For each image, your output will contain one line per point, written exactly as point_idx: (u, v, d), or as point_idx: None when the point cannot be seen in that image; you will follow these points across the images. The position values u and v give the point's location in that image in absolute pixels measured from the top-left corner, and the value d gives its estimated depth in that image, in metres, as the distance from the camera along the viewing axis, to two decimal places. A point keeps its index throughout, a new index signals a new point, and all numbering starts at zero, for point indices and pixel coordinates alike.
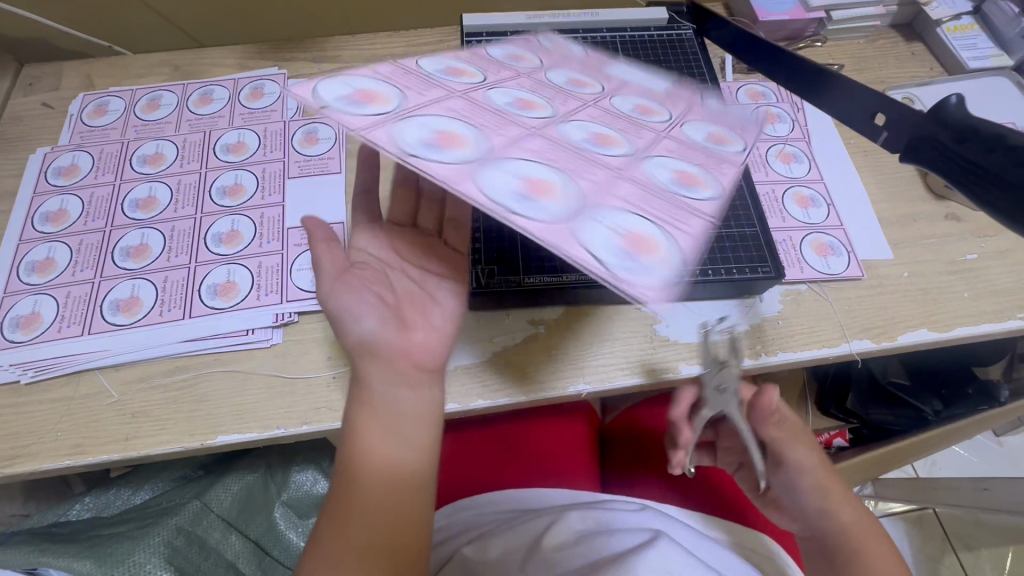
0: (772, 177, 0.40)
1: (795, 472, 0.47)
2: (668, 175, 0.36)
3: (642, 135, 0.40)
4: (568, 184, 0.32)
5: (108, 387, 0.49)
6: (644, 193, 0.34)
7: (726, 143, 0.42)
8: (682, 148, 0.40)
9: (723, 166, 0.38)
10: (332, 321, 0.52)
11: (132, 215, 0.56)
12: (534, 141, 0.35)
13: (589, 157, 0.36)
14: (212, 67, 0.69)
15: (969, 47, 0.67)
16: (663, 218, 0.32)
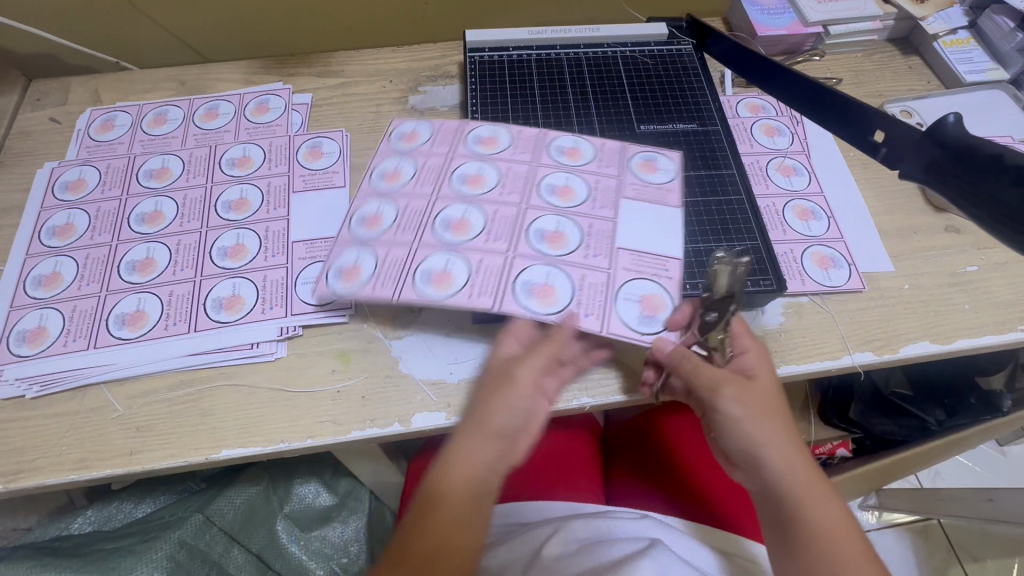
0: (635, 307, 0.45)
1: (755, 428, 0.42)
2: (530, 281, 0.46)
3: (569, 186, 0.51)
4: (447, 278, 0.46)
5: (112, 401, 0.49)
6: (492, 277, 0.46)
7: (652, 307, 0.45)
8: (586, 239, 0.48)
9: (602, 244, 0.48)
10: (337, 335, 0.52)
11: (139, 229, 0.57)
12: (466, 175, 0.51)
13: (501, 189, 0.51)
14: (217, 82, 0.70)
15: (966, 61, 0.68)
16: (491, 234, 0.48)
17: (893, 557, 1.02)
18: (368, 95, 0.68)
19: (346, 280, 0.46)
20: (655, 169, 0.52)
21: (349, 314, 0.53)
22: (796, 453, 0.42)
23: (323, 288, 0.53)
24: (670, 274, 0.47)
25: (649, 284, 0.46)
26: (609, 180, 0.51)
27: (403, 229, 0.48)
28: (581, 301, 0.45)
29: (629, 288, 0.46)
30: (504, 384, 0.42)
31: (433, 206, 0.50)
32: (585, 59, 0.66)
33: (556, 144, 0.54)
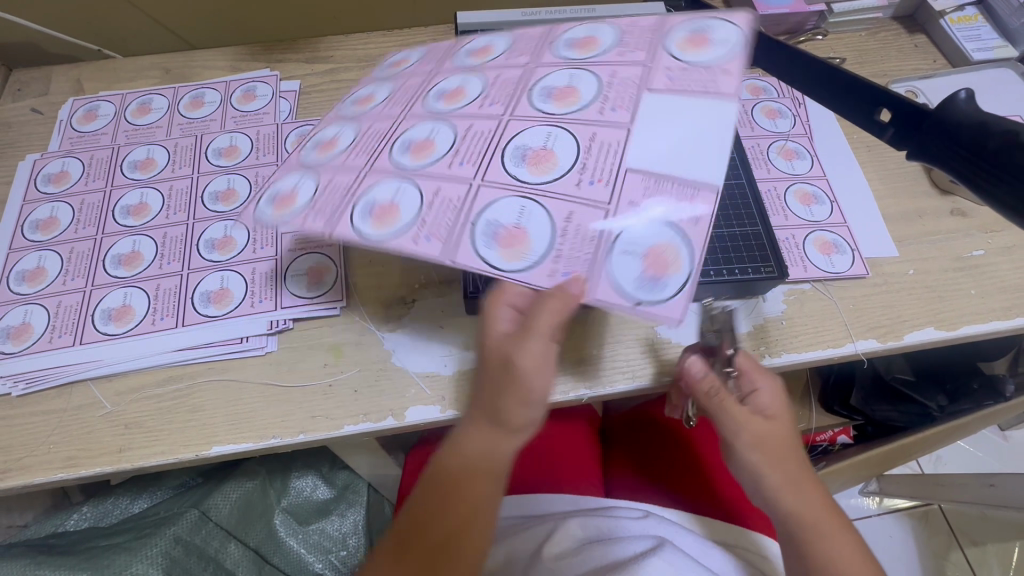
0: (638, 262, 0.36)
1: (774, 454, 0.44)
2: (494, 224, 0.38)
3: (571, 84, 0.42)
4: (393, 211, 0.39)
5: (100, 398, 0.48)
6: (448, 213, 0.39)
7: (660, 264, 0.36)
8: (585, 150, 0.39)
9: (605, 164, 0.38)
10: (328, 327, 0.51)
11: (124, 222, 0.55)
12: (438, 97, 0.44)
13: (483, 100, 0.43)
14: (203, 69, 0.68)
15: (973, 39, 0.66)
16: (459, 157, 0.41)
17: (894, 542, 1.02)
18: (358, 82, 0.66)
19: (277, 206, 0.41)
20: (693, 46, 0.41)
21: (339, 307, 0.52)
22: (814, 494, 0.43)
23: (313, 281, 0.52)
24: (688, 196, 0.36)
25: (657, 229, 0.36)
26: (626, 82, 0.41)
27: (358, 152, 0.43)
28: (571, 252, 0.37)
29: (629, 236, 0.36)
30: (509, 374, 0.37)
31: (388, 142, 0.43)
32: None
33: (559, 49, 0.45)
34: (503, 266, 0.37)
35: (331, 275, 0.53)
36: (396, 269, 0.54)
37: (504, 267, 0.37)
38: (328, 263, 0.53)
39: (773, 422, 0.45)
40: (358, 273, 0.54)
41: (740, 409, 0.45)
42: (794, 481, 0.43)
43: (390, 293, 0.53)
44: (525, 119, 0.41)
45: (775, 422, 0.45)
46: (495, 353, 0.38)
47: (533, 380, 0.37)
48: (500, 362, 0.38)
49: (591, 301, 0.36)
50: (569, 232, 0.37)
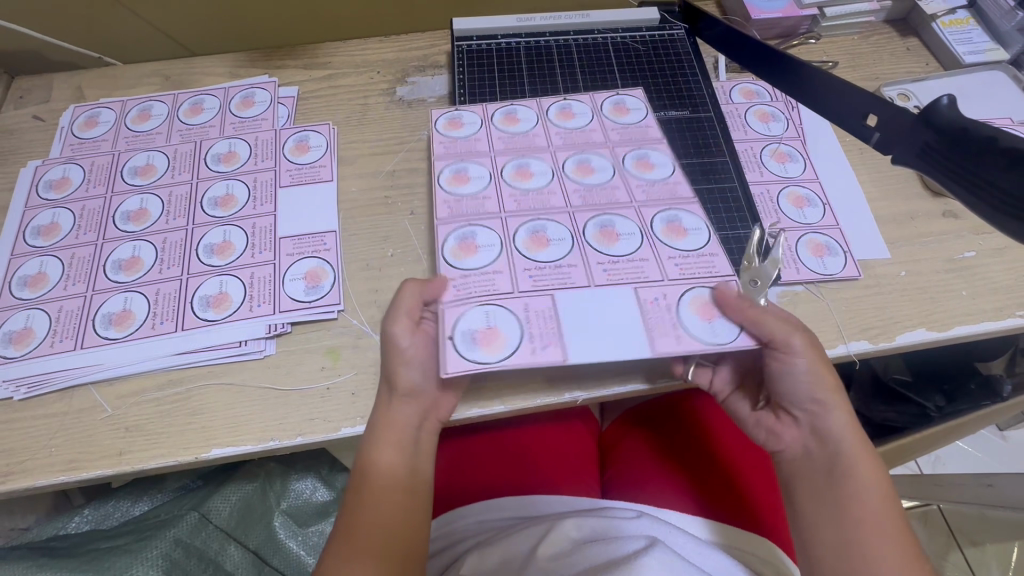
0: (507, 339, 0.43)
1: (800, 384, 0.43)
2: (471, 329, 0.43)
3: (614, 224, 0.50)
4: (462, 180, 0.53)
5: (100, 401, 0.49)
6: (473, 207, 0.51)
7: (491, 342, 0.43)
8: (557, 266, 0.47)
9: (548, 285, 0.46)
10: (326, 331, 0.52)
11: (125, 228, 0.56)
12: (573, 168, 0.53)
13: (580, 191, 0.52)
14: (202, 75, 0.69)
15: (966, 41, 0.67)
16: (514, 198, 0.51)
17: None
18: (355, 87, 0.67)
19: (454, 171, 0.53)
20: (650, 166, 0.53)
21: (337, 310, 0.52)
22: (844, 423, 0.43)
23: (311, 284, 0.53)
24: (545, 339, 0.43)
25: (510, 322, 0.44)
26: (621, 259, 0.48)
27: (506, 143, 0.55)
28: (486, 299, 0.45)
29: (496, 317, 0.44)
30: (393, 357, 0.45)
31: (493, 163, 0.54)
32: (575, 46, 0.65)
33: (665, 212, 0.51)
34: (458, 277, 0.46)
35: (329, 278, 0.53)
36: (393, 272, 0.55)
37: (455, 270, 0.47)
38: (326, 267, 0.54)
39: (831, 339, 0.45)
40: (355, 277, 0.54)
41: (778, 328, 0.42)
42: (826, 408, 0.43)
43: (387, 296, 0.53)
44: (565, 224, 0.50)
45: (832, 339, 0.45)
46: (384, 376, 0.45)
47: (410, 362, 0.45)
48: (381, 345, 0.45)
49: (443, 311, 0.45)
50: (495, 291, 0.46)
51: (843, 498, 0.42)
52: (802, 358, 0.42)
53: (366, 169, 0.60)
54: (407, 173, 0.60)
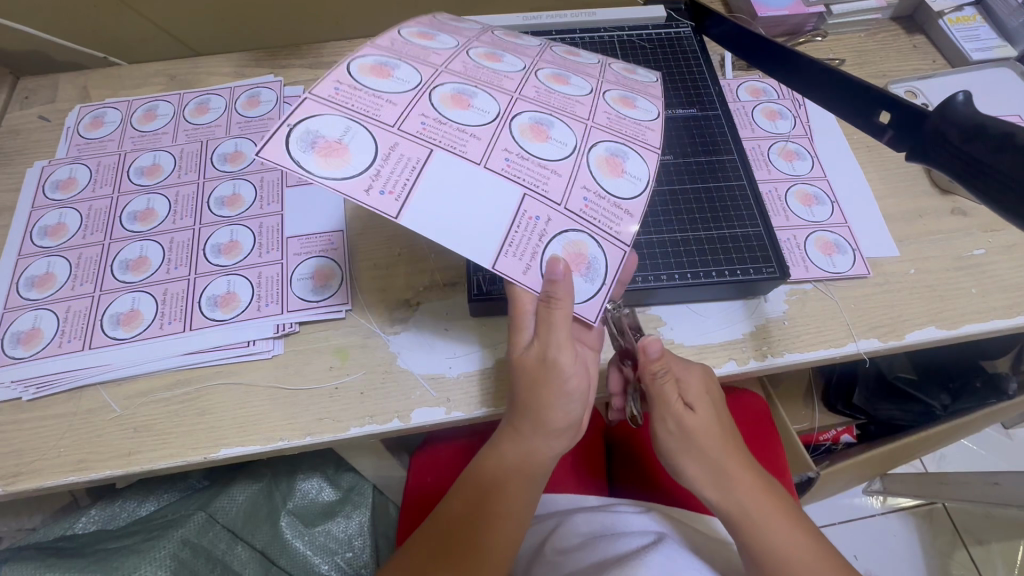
0: (357, 158, 0.36)
1: (697, 450, 0.44)
2: (318, 132, 0.35)
3: (552, 126, 0.42)
4: (429, 38, 0.46)
5: (109, 402, 0.48)
6: (416, 54, 0.43)
7: (331, 157, 0.35)
8: (459, 128, 0.39)
9: (442, 136, 0.39)
10: (334, 330, 0.52)
11: (131, 228, 0.56)
12: (548, 75, 0.47)
13: (535, 87, 0.45)
14: (208, 75, 0.69)
15: (972, 38, 0.67)
16: (461, 64, 0.44)
17: (898, 541, 1.02)
18: None
19: (427, 36, 0.46)
20: (633, 107, 0.47)
21: (345, 310, 0.52)
22: (744, 486, 0.43)
23: (319, 284, 0.53)
24: (390, 188, 0.36)
25: (364, 152, 0.36)
26: (540, 160, 0.40)
27: (486, 39, 0.49)
28: (360, 115, 0.37)
29: (354, 142, 0.36)
30: (549, 375, 0.41)
31: (467, 40, 0.48)
32: (581, 45, 0.65)
33: (614, 141, 0.44)
34: (358, 86, 0.38)
35: (337, 278, 0.53)
36: (400, 272, 0.55)
37: (355, 81, 0.39)
38: (334, 266, 0.54)
39: (696, 414, 0.44)
40: (363, 276, 0.54)
41: (669, 397, 0.43)
42: (719, 476, 0.44)
43: (395, 296, 0.53)
44: (499, 102, 0.42)
45: (699, 412, 0.44)
46: (528, 357, 0.42)
47: (573, 380, 0.42)
48: (539, 364, 0.41)
49: (288, 114, 0.35)
50: (374, 116, 0.38)
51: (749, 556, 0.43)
52: (687, 420, 0.43)
53: None
54: None
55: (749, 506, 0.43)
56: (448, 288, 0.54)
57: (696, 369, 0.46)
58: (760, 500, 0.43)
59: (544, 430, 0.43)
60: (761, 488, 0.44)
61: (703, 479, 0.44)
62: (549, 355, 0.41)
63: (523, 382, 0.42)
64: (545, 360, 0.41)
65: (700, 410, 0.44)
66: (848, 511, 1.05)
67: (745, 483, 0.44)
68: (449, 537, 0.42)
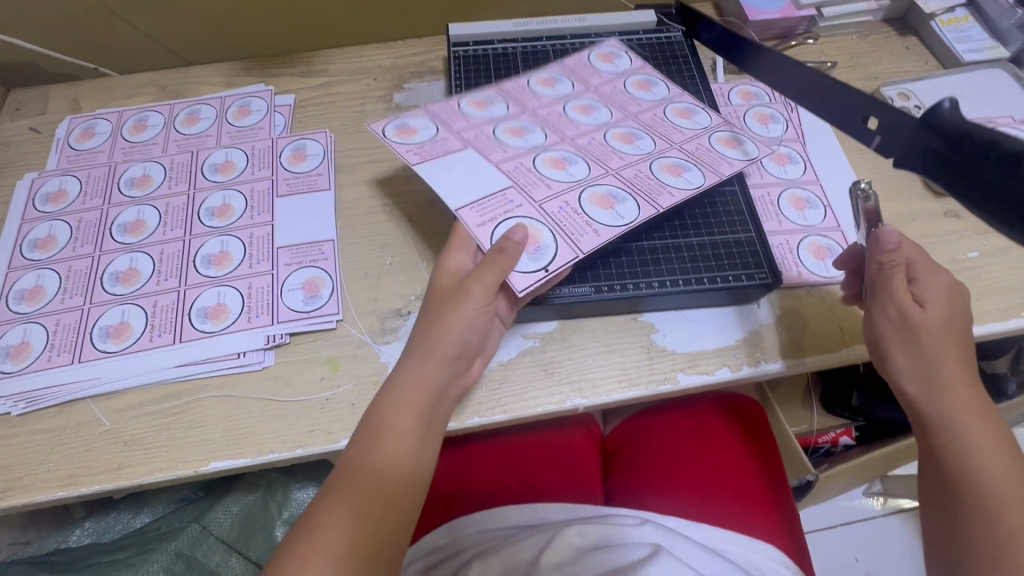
0: (415, 138, 0.51)
1: (915, 345, 0.41)
2: (407, 121, 0.53)
3: (573, 163, 0.51)
4: (551, 83, 0.58)
5: (99, 415, 0.48)
6: (522, 93, 0.57)
7: (405, 134, 0.51)
8: (496, 142, 0.52)
9: (482, 146, 0.51)
10: (325, 341, 0.51)
11: (121, 240, 0.55)
12: (621, 134, 0.54)
13: (598, 139, 0.53)
14: (199, 85, 0.69)
15: (964, 40, 0.66)
16: (557, 115, 0.55)
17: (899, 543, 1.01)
18: (352, 94, 0.67)
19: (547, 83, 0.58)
20: (677, 175, 0.50)
21: (336, 320, 0.52)
22: (960, 397, 0.40)
23: (310, 294, 0.53)
24: (421, 154, 0.50)
25: (422, 139, 0.51)
26: (539, 178, 0.49)
27: (602, 86, 0.58)
28: (441, 122, 0.53)
29: (422, 132, 0.51)
30: (456, 303, 0.43)
31: (583, 92, 0.57)
32: (572, 51, 0.64)
33: (619, 188, 0.49)
34: (455, 107, 0.54)
35: (328, 288, 0.53)
36: (391, 282, 0.54)
37: (460, 108, 0.55)
38: (325, 276, 0.54)
39: (927, 311, 0.41)
40: (354, 285, 0.54)
41: (896, 285, 0.42)
42: (931, 383, 0.41)
43: (386, 305, 0.53)
44: (549, 139, 0.53)
45: (929, 311, 0.41)
46: (445, 285, 0.44)
47: (479, 314, 0.44)
48: (452, 292, 0.44)
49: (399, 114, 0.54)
50: (448, 123, 0.53)
51: (950, 478, 0.40)
52: (912, 311, 0.41)
53: (363, 177, 0.60)
54: (405, 180, 0.61)
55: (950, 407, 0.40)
56: None
57: (945, 273, 0.42)
58: (976, 417, 0.40)
59: (445, 363, 0.43)
60: (978, 406, 0.40)
61: (909, 377, 0.42)
62: (464, 286, 0.43)
63: (436, 308, 0.44)
64: (459, 288, 0.43)
65: (932, 307, 0.41)
66: (848, 512, 1.04)
67: (960, 395, 0.41)
68: (333, 464, 0.42)
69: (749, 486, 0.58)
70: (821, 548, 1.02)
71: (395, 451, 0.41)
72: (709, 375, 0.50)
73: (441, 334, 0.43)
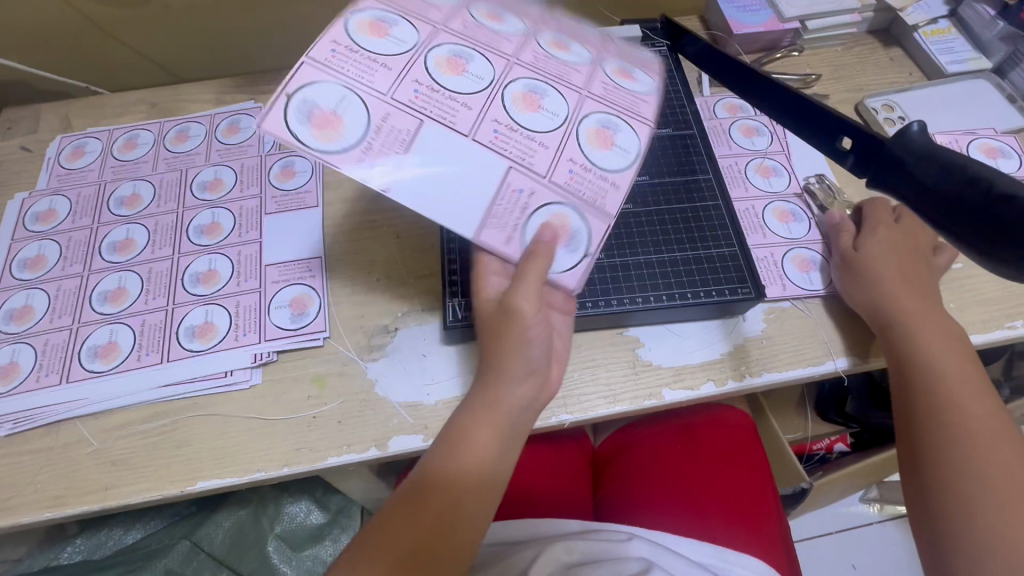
0: (341, 121, 0.38)
1: (871, 282, 0.49)
2: (313, 102, 0.38)
3: (544, 95, 0.45)
4: None
5: (86, 436, 0.48)
6: (421, 10, 0.44)
7: (325, 128, 0.38)
8: (450, 96, 0.42)
9: (438, 108, 0.41)
10: (312, 358, 0.52)
11: (110, 258, 0.56)
12: (550, 41, 0.48)
13: (534, 53, 0.46)
14: (189, 102, 0.69)
15: (947, 51, 0.67)
16: (471, 30, 0.45)
17: (897, 549, 1.01)
18: None
19: None
20: (632, 79, 0.49)
21: (323, 337, 0.52)
22: (928, 336, 0.46)
23: (297, 312, 0.53)
24: (374, 153, 0.38)
25: (353, 117, 0.39)
26: (524, 137, 0.43)
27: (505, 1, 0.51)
28: (354, 81, 0.39)
29: (347, 109, 0.39)
30: (506, 322, 0.40)
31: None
32: None
33: (606, 113, 0.46)
34: (350, 48, 0.40)
35: (315, 305, 0.53)
36: (378, 298, 0.55)
37: (351, 42, 0.41)
38: (312, 293, 0.54)
39: (876, 252, 0.50)
40: (342, 302, 0.54)
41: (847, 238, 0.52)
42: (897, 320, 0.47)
43: (373, 321, 0.54)
44: (495, 68, 0.44)
45: (880, 255, 0.49)
46: (488, 306, 0.42)
47: (534, 328, 0.41)
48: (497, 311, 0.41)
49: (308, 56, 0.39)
50: (366, 82, 0.40)
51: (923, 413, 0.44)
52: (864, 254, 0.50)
53: (352, 194, 0.61)
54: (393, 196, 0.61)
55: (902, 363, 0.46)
56: (426, 313, 0.54)
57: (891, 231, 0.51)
58: (942, 353, 0.45)
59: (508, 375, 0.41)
60: (943, 344, 0.46)
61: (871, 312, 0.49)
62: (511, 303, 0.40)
63: (485, 330, 0.42)
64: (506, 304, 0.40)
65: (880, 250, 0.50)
66: (844, 519, 1.04)
67: (925, 332, 0.46)
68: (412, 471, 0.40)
69: (739, 504, 0.58)
70: (817, 556, 1.01)
71: (472, 452, 0.39)
72: (694, 389, 0.50)
73: (499, 352, 0.41)
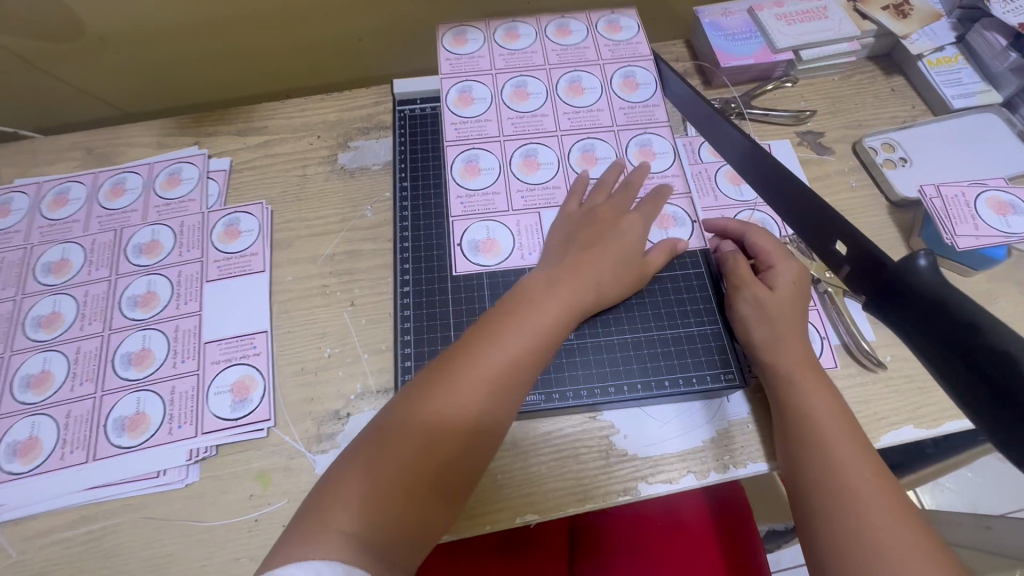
0: (493, 244, 0.52)
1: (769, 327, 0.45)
2: (474, 240, 0.53)
3: (595, 148, 0.56)
4: (465, 99, 0.58)
5: (4, 546, 0.44)
6: (473, 129, 0.57)
7: (490, 250, 0.52)
8: (544, 188, 0.54)
9: (536, 199, 0.54)
10: (254, 452, 0.47)
11: (35, 337, 0.51)
12: (565, 87, 0.59)
13: (567, 110, 0.58)
14: (128, 147, 0.63)
15: (953, 83, 0.61)
16: (510, 117, 0.57)
17: None
18: (293, 155, 0.62)
19: (463, 104, 0.58)
20: (635, 88, 0.59)
21: (267, 427, 0.48)
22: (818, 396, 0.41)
23: (238, 398, 0.48)
24: (530, 250, 0.52)
25: (487, 225, 0.53)
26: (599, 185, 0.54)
27: (507, 60, 0.60)
28: (486, 214, 0.53)
29: (470, 233, 0.53)
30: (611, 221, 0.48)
31: (495, 82, 0.59)
32: None
33: (640, 135, 0.56)
34: (460, 190, 0.54)
35: (259, 390, 0.49)
36: (330, 379, 0.50)
37: (461, 187, 0.55)
38: (256, 375, 0.49)
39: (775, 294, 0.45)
40: (289, 384, 0.49)
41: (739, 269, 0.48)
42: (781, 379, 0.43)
43: (323, 406, 0.49)
44: (554, 149, 0.56)
45: (777, 294, 0.45)
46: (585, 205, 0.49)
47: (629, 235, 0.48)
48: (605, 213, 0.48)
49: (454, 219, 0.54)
50: (490, 210, 0.54)
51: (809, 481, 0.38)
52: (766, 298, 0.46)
53: (303, 253, 0.56)
54: (348, 256, 0.56)
55: (788, 419, 0.42)
56: (381, 395, 0.49)
57: (794, 264, 0.47)
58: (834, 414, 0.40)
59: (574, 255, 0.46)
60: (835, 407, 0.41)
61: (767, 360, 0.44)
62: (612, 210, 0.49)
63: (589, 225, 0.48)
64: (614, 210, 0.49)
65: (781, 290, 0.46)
66: None
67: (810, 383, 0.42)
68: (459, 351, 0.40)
69: None
70: None
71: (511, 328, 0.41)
72: (673, 483, 0.45)
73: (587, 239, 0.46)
